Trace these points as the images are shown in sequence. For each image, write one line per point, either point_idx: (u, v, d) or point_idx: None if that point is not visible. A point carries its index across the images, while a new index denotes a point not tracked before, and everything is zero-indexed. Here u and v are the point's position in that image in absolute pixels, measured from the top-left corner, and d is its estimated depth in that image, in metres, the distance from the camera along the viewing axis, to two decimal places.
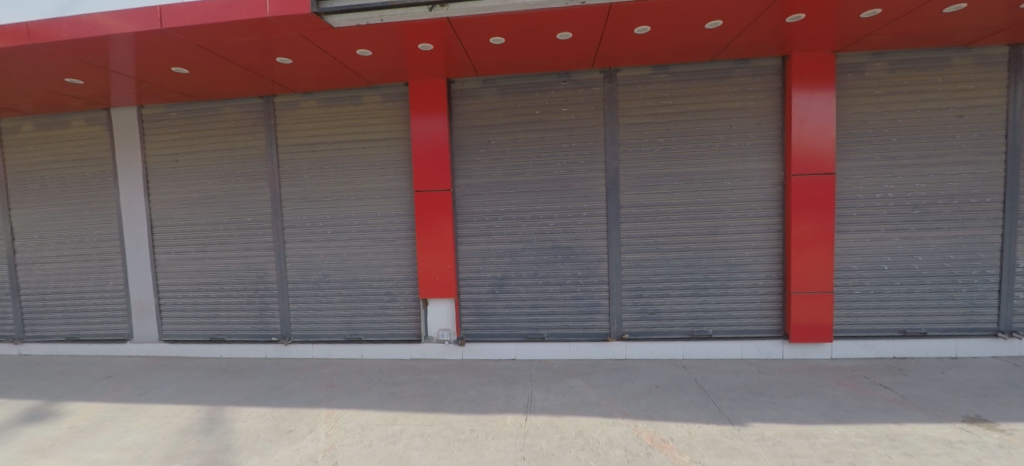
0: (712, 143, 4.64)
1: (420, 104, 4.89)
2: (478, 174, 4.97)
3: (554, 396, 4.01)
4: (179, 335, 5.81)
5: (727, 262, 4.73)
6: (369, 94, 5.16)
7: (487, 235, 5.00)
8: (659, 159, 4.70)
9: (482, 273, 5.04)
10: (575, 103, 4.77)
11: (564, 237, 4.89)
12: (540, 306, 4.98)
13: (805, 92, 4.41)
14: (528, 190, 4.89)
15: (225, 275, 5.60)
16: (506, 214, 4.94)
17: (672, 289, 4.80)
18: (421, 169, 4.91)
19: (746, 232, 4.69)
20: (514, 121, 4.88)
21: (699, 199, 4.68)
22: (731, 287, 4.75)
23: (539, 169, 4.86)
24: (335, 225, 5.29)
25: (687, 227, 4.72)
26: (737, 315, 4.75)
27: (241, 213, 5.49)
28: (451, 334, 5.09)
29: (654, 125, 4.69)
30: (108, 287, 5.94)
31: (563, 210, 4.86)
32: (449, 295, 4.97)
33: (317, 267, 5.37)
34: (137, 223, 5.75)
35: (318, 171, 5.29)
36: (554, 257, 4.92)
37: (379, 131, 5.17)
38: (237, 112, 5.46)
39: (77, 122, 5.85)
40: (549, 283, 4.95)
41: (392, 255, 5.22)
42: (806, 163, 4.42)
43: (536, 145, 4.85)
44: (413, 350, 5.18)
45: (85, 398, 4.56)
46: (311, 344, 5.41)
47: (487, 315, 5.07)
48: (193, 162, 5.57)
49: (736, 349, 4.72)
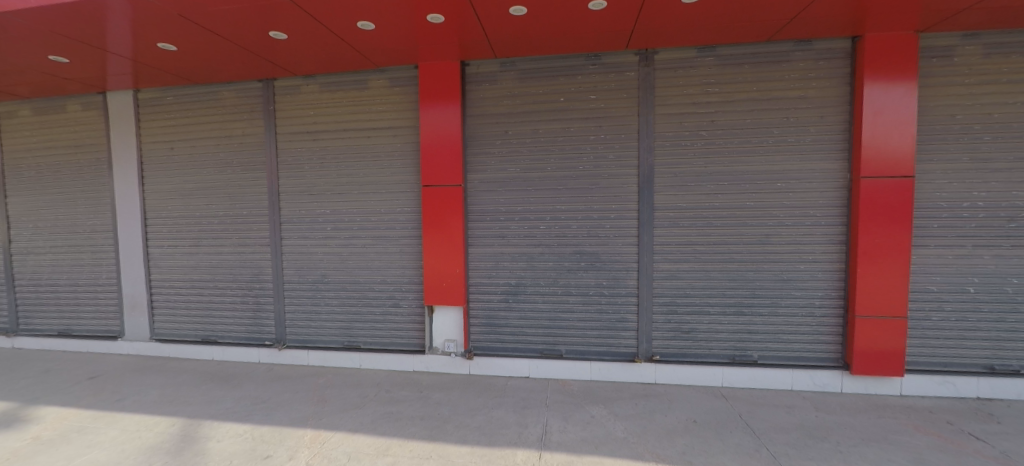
0: (764, 138, 3.99)
1: (430, 88, 4.39)
2: (493, 168, 4.42)
3: (572, 428, 3.44)
4: (171, 334, 5.45)
5: (778, 277, 4.07)
6: (375, 78, 4.68)
7: (501, 237, 4.45)
8: (702, 156, 4.07)
9: (494, 280, 4.50)
10: (605, 90, 4.19)
11: (588, 242, 4.31)
12: (558, 319, 4.41)
13: (881, 82, 3.73)
14: (548, 187, 4.33)
15: (219, 272, 5.20)
16: (523, 214, 4.39)
17: (711, 307, 4.17)
18: (430, 163, 4.40)
19: (802, 242, 4.02)
20: (534, 110, 4.32)
21: (747, 203, 4.04)
22: (782, 306, 4.09)
23: (561, 164, 4.29)
24: (335, 221, 4.83)
25: (731, 235, 4.09)
26: (787, 339, 4.10)
27: (236, 206, 5.08)
28: (457, 346, 4.57)
29: (696, 117, 4.07)
30: (101, 280, 5.63)
31: (588, 211, 4.28)
32: (456, 302, 4.46)
33: (316, 267, 4.92)
34: (131, 215, 5.41)
35: (318, 161, 4.84)
36: (576, 265, 4.34)
37: (385, 119, 4.68)
38: (235, 97, 5.05)
39: (73, 106, 5.55)
40: (569, 294, 4.37)
41: (396, 255, 4.73)
42: (880, 165, 3.74)
43: (558, 137, 4.28)
44: (416, 362, 4.67)
45: (59, 403, 4.20)
46: (306, 350, 4.97)
47: (498, 327, 4.53)
48: (188, 150, 5.18)
49: (785, 378, 4.07)
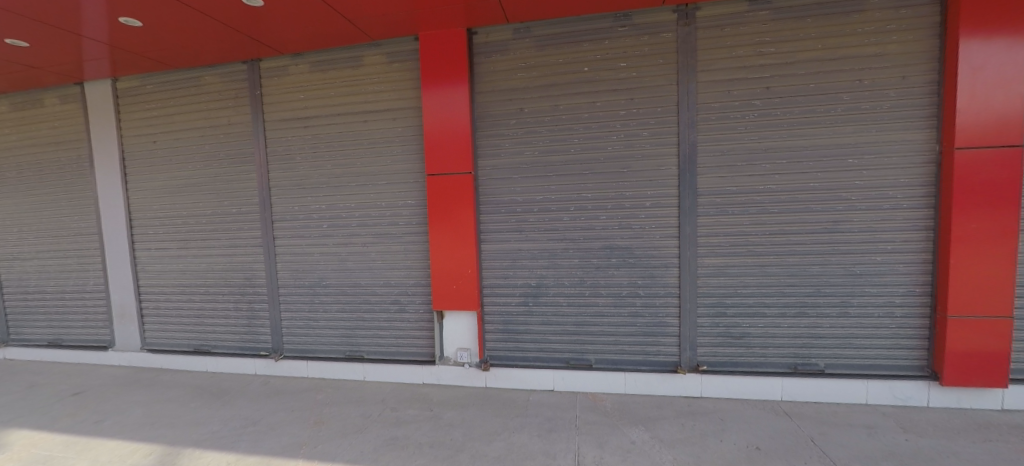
0: (831, 107, 3.33)
1: (432, 63, 3.82)
2: (507, 152, 3.84)
3: (610, 458, 2.88)
4: (163, 344, 5.03)
5: (848, 271, 3.43)
6: (371, 53, 4.11)
7: (518, 232, 3.88)
8: (754, 130, 3.43)
9: (511, 281, 3.94)
10: (637, 56, 3.57)
11: (619, 236, 3.71)
12: (586, 324, 3.83)
13: (983, 30, 3.01)
14: (571, 172, 3.74)
15: (210, 276, 4.75)
16: (543, 205, 3.81)
17: (767, 308, 3.55)
18: (435, 148, 3.85)
19: (878, 229, 3.36)
20: (554, 82, 3.72)
21: (810, 184, 3.39)
22: (853, 306, 3.45)
23: (586, 145, 3.69)
24: (332, 217, 4.32)
25: (791, 223, 3.45)
26: (860, 345, 3.47)
27: (225, 203, 4.60)
28: (471, 355, 4.04)
29: (747, 83, 3.42)
30: (88, 288, 5.24)
31: (619, 198, 3.67)
32: (469, 307, 3.91)
33: (312, 269, 4.42)
34: (116, 217, 4.99)
35: (311, 151, 4.31)
36: (606, 261, 3.75)
37: (383, 101, 4.12)
38: (219, 82, 4.54)
39: (51, 100, 5.13)
40: (599, 295, 3.79)
41: (400, 255, 4.20)
42: (982, 133, 3.05)
43: (583, 114, 3.68)
44: (425, 373, 4.16)
45: (34, 426, 3.81)
46: (305, 361, 4.50)
47: (517, 334, 3.98)
48: (171, 143, 4.71)
49: (858, 390, 3.45)
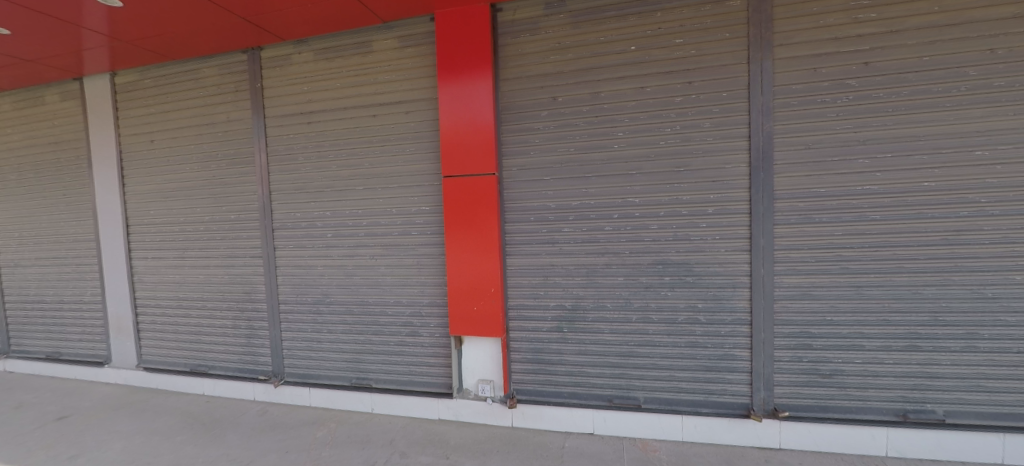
0: (953, 84, 2.61)
1: (450, 46, 3.26)
2: (537, 150, 3.25)
3: None
4: (158, 363, 4.61)
5: (977, 295, 2.67)
6: (382, 38, 3.60)
7: (551, 244, 3.27)
8: (849, 116, 2.73)
9: (542, 302, 3.32)
10: (697, 29, 2.93)
11: (674, 248, 3.05)
12: (633, 355, 3.17)
13: None
14: (614, 172, 3.11)
15: (208, 290, 4.30)
16: (580, 211, 3.20)
17: (866, 341, 2.82)
18: (453, 147, 3.29)
19: (1019, 242, 2.60)
20: (593, 65, 3.11)
21: (924, 183, 2.67)
22: (983, 340, 2.69)
23: (633, 138, 3.06)
24: (337, 226, 3.81)
25: (898, 233, 2.72)
26: (994, 389, 2.69)
27: (223, 208, 4.16)
28: (495, 389, 3.45)
29: (838, 59, 2.73)
30: (86, 299, 4.90)
31: (673, 203, 3.02)
32: (492, 332, 3.31)
33: (316, 284, 3.92)
34: (113, 223, 4.63)
35: (315, 151, 3.82)
36: (658, 279, 3.10)
37: (395, 91, 3.60)
38: (218, 75, 4.13)
39: (51, 98, 4.83)
40: (649, 321, 3.13)
41: (413, 269, 3.64)
42: None
43: (629, 102, 3.06)
44: (443, 407, 3.58)
45: (6, 460, 3.40)
46: (308, 388, 3.98)
47: (549, 365, 3.35)
48: (169, 142, 4.32)
49: (990, 448, 2.68)
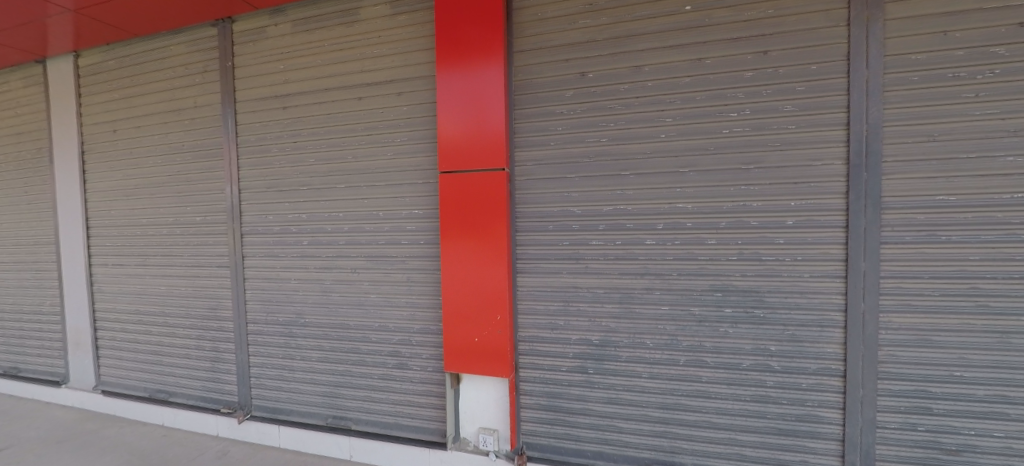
0: None
1: (451, 9, 2.60)
2: (560, 141, 2.56)
3: None
4: (116, 385, 4.02)
5: None
6: (372, 4, 2.96)
7: (574, 260, 2.57)
8: (992, 97, 1.97)
9: (561, 335, 2.61)
10: None
11: (736, 273, 2.32)
12: (678, 408, 2.43)
13: None
14: (658, 170, 2.40)
15: (170, 304, 3.70)
16: (612, 219, 2.49)
17: (1011, 408, 2.02)
18: (453, 137, 2.62)
19: None
20: (633, 32, 2.42)
21: None
22: None
23: (685, 126, 2.35)
24: (314, 232, 3.17)
25: None
26: None
27: (189, 210, 3.57)
28: (498, 441, 2.73)
29: (977, 17, 1.99)
30: (44, 309, 4.35)
31: (737, 213, 2.29)
32: (496, 371, 2.61)
33: (288, 301, 3.28)
34: (73, 225, 4.08)
35: (291, 142, 3.20)
36: (714, 312, 2.36)
37: (385, 69, 2.95)
38: (186, 54, 3.55)
39: (15, 84, 4.33)
40: (701, 366, 2.39)
41: (402, 287, 2.97)
42: None
43: (681, 79, 2.35)
44: (435, 459, 2.88)
45: None
46: (277, 425, 3.32)
47: (568, 414, 2.63)
48: (132, 132, 3.75)
49: None
